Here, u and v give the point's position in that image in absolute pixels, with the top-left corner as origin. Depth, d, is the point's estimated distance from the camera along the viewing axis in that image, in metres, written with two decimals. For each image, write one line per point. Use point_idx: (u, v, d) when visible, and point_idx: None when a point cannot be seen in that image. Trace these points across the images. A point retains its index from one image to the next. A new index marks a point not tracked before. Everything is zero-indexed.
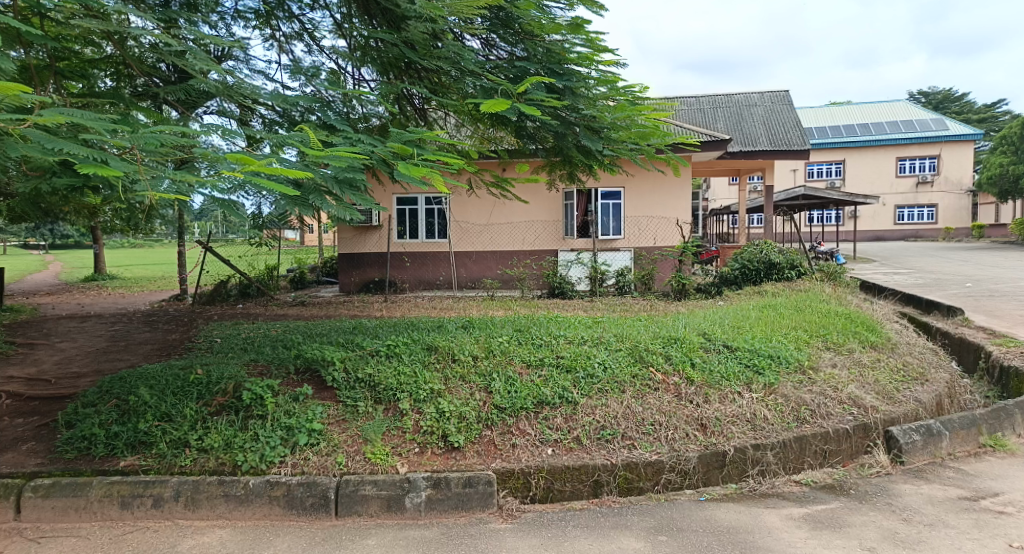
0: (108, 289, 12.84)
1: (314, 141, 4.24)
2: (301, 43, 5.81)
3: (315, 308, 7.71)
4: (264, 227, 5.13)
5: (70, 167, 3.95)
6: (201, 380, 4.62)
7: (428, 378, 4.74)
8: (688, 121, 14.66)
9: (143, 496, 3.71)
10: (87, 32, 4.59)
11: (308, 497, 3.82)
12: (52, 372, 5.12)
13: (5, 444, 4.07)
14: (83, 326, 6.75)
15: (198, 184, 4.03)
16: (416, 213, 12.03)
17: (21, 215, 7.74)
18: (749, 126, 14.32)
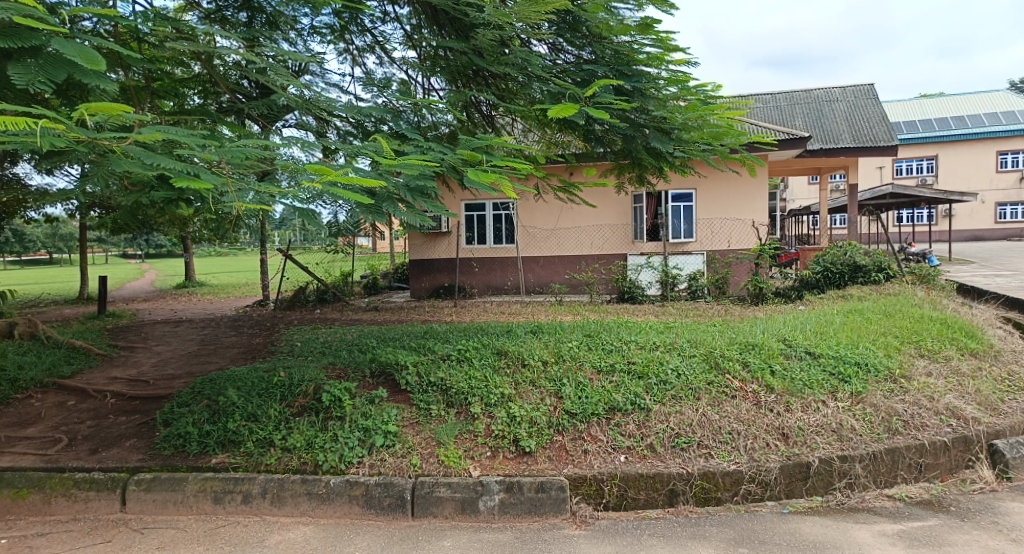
0: (196, 295, 13.60)
1: (387, 151, 4.36)
2: (373, 55, 5.97)
3: (388, 313, 7.89)
4: (341, 234, 5.31)
5: (167, 181, 4.20)
6: (283, 382, 4.83)
7: (498, 382, 4.77)
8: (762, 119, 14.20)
9: (233, 492, 3.90)
10: (179, 54, 4.89)
11: (385, 497, 3.92)
12: (150, 374, 5.46)
13: (111, 441, 4.36)
14: (177, 331, 7.17)
15: (279, 195, 4.22)
16: (483, 219, 12.20)
17: (122, 227, 8.33)
18: (829, 122, 13.73)
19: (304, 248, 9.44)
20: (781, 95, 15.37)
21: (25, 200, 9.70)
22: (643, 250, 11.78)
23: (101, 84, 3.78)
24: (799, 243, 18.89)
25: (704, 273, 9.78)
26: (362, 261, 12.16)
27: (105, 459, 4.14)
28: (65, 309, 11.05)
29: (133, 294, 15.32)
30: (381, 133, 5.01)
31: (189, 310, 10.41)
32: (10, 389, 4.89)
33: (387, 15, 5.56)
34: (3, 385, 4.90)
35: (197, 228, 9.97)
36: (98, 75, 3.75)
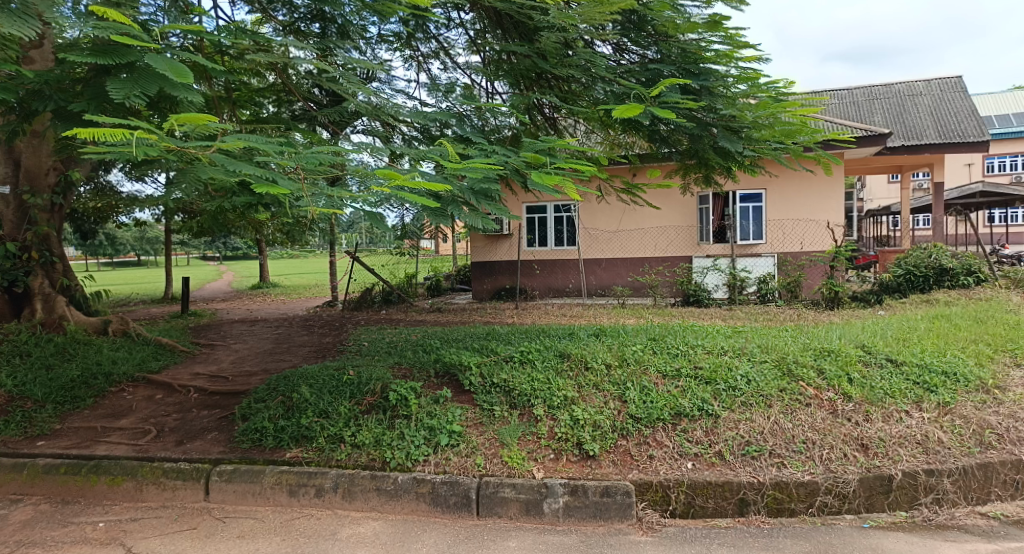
0: (269, 296, 14.21)
1: (452, 155, 4.42)
2: (437, 61, 6.08)
3: (452, 315, 7.99)
4: (406, 237, 5.42)
5: (247, 187, 4.40)
6: (352, 381, 4.97)
7: (561, 385, 4.76)
8: (838, 115, 13.62)
9: (307, 485, 4.05)
10: (257, 65, 5.11)
11: (451, 496, 3.97)
12: (228, 370, 5.73)
13: (195, 433, 4.60)
14: (253, 330, 7.50)
15: (349, 199, 4.35)
16: (545, 221, 12.22)
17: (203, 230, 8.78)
18: (912, 118, 13.06)
19: (370, 250, 9.69)
20: (857, 90, 14.71)
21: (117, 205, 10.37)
22: (709, 252, 11.49)
23: (188, 97, 3.97)
24: (877, 244, 18.04)
25: (775, 275, 9.45)
26: (425, 263, 12.39)
27: (190, 450, 4.37)
28: (153, 309, 11.49)
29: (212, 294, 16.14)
30: (446, 137, 5.09)
31: (263, 310, 10.88)
32: (106, 382, 5.23)
33: (452, 21, 5.66)
34: (100, 378, 5.24)
35: (270, 231, 10.40)
36: (186, 88, 3.95)
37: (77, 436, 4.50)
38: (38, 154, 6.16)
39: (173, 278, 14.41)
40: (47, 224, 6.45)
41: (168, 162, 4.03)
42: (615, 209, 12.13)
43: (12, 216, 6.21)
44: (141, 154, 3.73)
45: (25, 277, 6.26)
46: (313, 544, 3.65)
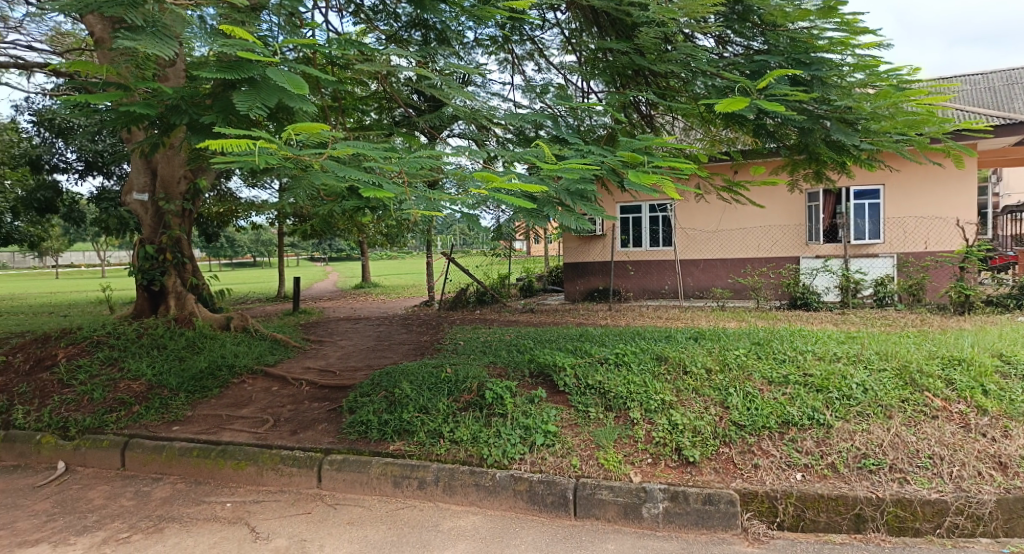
0: (371, 295, 14.91)
1: (549, 156, 4.41)
2: (532, 62, 6.14)
3: (545, 315, 8.03)
4: (500, 239, 5.49)
5: (355, 191, 4.63)
6: (450, 378, 5.13)
7: (659, 388, 4.66)
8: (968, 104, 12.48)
9: (410, 477, 4.20)
10: (362, 74, 5.35)
11: (548, 495, 3.99)
12: (335, 365, 6.06)
13: (307, 424, 4.90)
14: (357, 328, 7.89)
15: (448, 202, 4.47)
16: (640, 221, 12.05)
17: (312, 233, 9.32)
18: None
19: (465, 251, 9.92)
20: (993, 75, 13.41)
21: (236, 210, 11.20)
22: (818, 253, 10.91)
23: (303, 106, 4.22)
24: (1014, 244, 16.36)
25: (893, 277, 8.95)
26: (518, 263, 12.57)
27: (303, 440, 4.65)
28: (269, 309, 11.62)
29: (317, 293, 17.09)
30: (541, 138, 5.10)
31: (362, 309, 11.16)
32: (229, 374, 5.67)
33: (547, 22, 5.69)
34: (224, 370, 5.69)
35: (371, 233, 10.85)
36: (302, 98, 4.21)
37: (206, 423, 4.89)
38: (172, 164, 6.77)
39: (285, 278, 15.38)
40: (179, 228, 7.08)
41: (286, 169, 4.29)
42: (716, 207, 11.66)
43: (150, 220, 6.86)
44: (263, 162, 4.00)
45: (161, 277, 6.89)
46: (417, 534, 3.78)
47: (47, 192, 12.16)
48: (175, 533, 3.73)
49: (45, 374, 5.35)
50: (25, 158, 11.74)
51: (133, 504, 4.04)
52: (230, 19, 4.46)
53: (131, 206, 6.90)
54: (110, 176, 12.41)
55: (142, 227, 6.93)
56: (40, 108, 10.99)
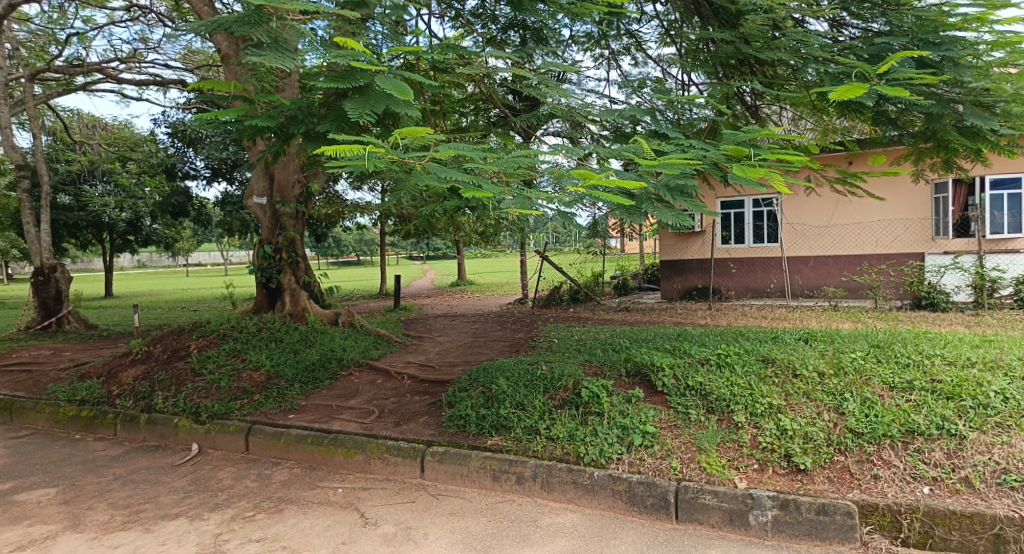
0: (466, 293, 15.30)
1: (648, 151, 4.31)
2: (629, 57, 6.06)
3: (640, 314, 7.94)
4: (595, 238, 5.44)
5: (456, 191, 4.76)
6: (545, 376, 5.15)
7: (765, 392, 4.45)
8: None
9: (509, 472, 4.27)
10: (460, 77, 5.49)
11: (648, 496, 3.93)
12: (434, 360, 6.26)
13: (409, 416, 5.11)
14: (454, 324, 8.11)
15: (547, 200, 4.48)
16: (743, 216, 11.61)
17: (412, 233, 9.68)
18: None
19: (558, 249, 9.95)
20: None
21: (342, 211, 11.83)
22: (947, 249, 10.00)
23: (409, 112, 4.40)
24: None
25: None
26: (612, 262, 12.50)
27: (406, 431, 4.85)
28: (370, 306, 11.78)
29: (413, 291, 17.72)
30: (639, 133, 5.02)
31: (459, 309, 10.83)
32: (339, 366, 6.01)
33: (645, 15, 5.60)
34: (334, 362, 6.04)
35: (466, 232, 11.09)
36: (407, 104, 4.39)
37: (318, 412, 5.20)
38: (288, 169, 7.26)
39: (388, 275, 16.01)
40: (293, 229, 7.56)
41: (392, 172, 4.46)
42: (828, 202, 11.10)
43: (268, 222, 7.38)
44: (372, 166, 4.18)
45: (278, 274, 7.39)
46: (516, 528, 3.83)
47: (180, 198, 13.54)
48: (293, 514, 3.99)
49: (180, 363, 5.88)
50: (161, 167, 12.94)
51: (257, 485, 4.36)
52: (341, 31, 4.72)
53: (252, 209, 7.45)
54: (232, 181, 13.47)
55: (260, 228, 7.46)
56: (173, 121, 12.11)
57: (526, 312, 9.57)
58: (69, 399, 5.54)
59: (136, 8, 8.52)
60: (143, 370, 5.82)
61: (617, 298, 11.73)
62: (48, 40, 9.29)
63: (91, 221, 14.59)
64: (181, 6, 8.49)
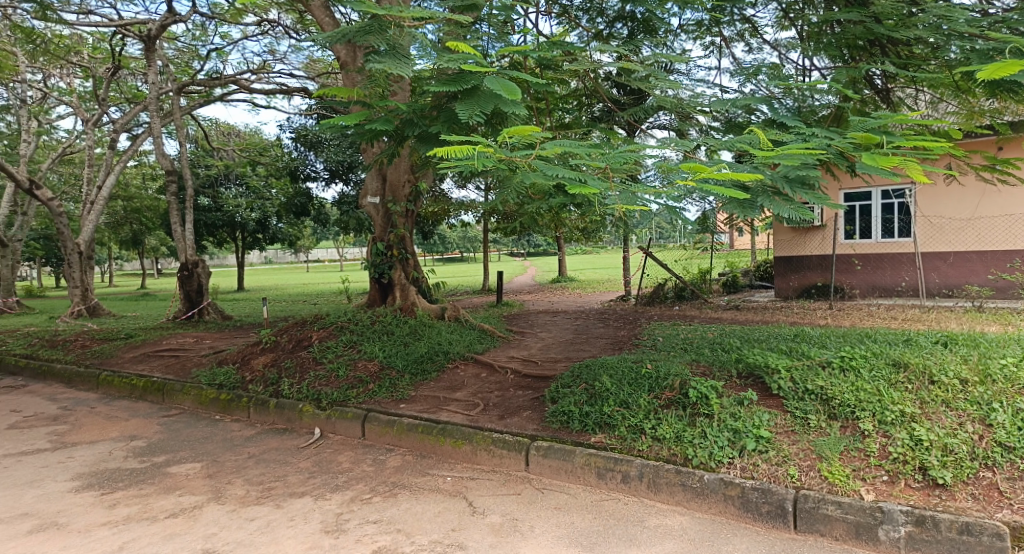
0: (568, 289, 15.33)
1: (765, 142, 4.10)
2: (742, 44, 5.83)
3: (752, 313, 7.62)
4: (704, 234, 5.27)
5: (563, 187, 4.78)
6: (651, 374, 5.06)
7: (896, 398, 4.14)
8: None
9: (614, 470, 4.23)
10: (565, 73, 5.51)
11: (764, 504, 3.74)
12: (537, 356, 6.33)
13: (514, 410, 5.19)
14: (555, 320, 8.14)
15: (655, 196, 4.38)
16: (869, 209, 10.81)
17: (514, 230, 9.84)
18: None
19: (663, 245, 9.74)
20: None
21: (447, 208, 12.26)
22: None
23: (516, 111, 4.45)
24: None
25: None
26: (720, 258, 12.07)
27: (511, 424, 4.93)
28: (476, 301, 12.26)
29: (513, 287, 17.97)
30: (754, 122, 4.80)
31: (562, 304, 11.03)
32: (445, 359, 6.22)
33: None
34: (441, 355, 6.25)
35: (566, 228, 11.12)
36: (514, 103, 4.44)
37: (427, 403, 5.40)
38: (399, 169, 7.60)
39: (488, 271, 16.35)
40: (403, 227, 7.89)
41: (499, 171, 4.52)
42: (972, 190, 10.02)
43: (380, 220, 7.76)
44: (481, 165, 4.25)
45: (389, 270, 7.73)
46: (623, 528, 3.77)
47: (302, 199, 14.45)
48: (406, 499, 4.17)
49: (304, 352, 6.32)
50: (287, 170, 13.80)
51: (373, 470, 4.61)
52: (452, 34, 4.87)
53: (366, 209, 7.87)
54: (348, 182, 14.26)
55: (374, 227, 7.86)
56: (297, 126, 13.09)
57: (629, 310, 9.45)
58: (209, 382, 6.11)
59: (266, 23, 9.21)
60: (271, 357, 6.32)
61: (726, 296, 11.34)
62: (191, 56, 10.25)
63: (226, 221, 15.90)
64: (305, 18, 9.09)
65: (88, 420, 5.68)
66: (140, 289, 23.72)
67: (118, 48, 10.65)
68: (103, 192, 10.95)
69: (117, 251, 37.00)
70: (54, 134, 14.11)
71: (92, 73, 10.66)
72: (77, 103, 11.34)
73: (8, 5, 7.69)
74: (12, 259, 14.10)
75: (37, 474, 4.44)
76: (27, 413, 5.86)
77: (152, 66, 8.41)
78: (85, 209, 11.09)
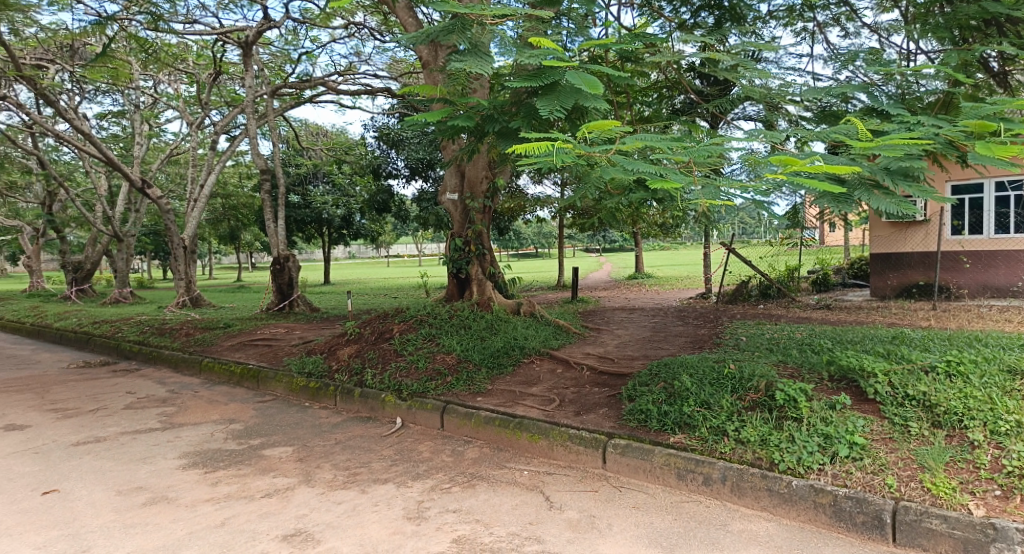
0: (645, 286, 15.08)
1: (863, 132, 3.87)
2: (837, 29, 5.59)
3: (845, 313, 7.24)
4: (793, 229, 5.06)
5: (643, 183, 4.72)
6: (734, 375, 4.90)
7: (1012, 409, 3.88)
8: None
9: (695, 471, 4.11)
10: (647, 65, 5.45)
11: (858, 513, 3.53)
12: (614, 353, 6.27)
13: (590, 407, 5.17)
14: (632, 317, 8.05)
15: (741, 190, 4.23)
16: (978, 203, 10.05)
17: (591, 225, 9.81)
18: None
19: (747, 240, 9.43)
20: None
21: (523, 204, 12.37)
22: None
23: (597, 105, 4.39)
24: None
25: None
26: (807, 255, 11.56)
27: (588, 421, 4.91)
28: (552, 297, 12.27)
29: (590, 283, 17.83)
30: (851, 112, 4.58)
31: (639, 301, 10.88)
32: (521, 354, 6.27)
33: None
34: (516, 350, 6.32)
35: (642, 224, 10.96)
36: (595, 97, 4.38)
37: (503, 396, 5.47)
38: (477, 166, 7.73)
39: (563, 267, 16.32)
40: (481, 222, 8.01)
41: (577, 166, 4.48)
42: None
43: (459, 216, 7.92)
44: (560, 161, 4.21)
45: (467, 265, 7.89)
46: (705, 530, 3.65)
47: (384, 195, 14.97)
48: (484, 490, 4.23)
49: (385, 344, 6.53)
50: (370, 168, 14.21)
51: (452, 460, 4.71)
52: (533, 30, 4.89)
53: (446, 205, 8.07)
54: (427, 179, 14.62)
55: (452, 222, 8.03)
56: (381, 125, 13.58)
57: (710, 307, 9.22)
58: (299, 371, 6.44)
59: (353, 25, 9.55)
60: (355, 348, 6.57)
61: (815, 294, 10.84)
62: (284, 60, 10.77)
63: (314, 217, 16.65)
64: (389, 20, 9.36)
65: (192, 403, 6.11)
66: (239, 280, 25.28)
67: (218, 54, 11.35)
68: (204, 191, 11.72)
69: (216, 245, 39.76)
70: (162, 136, 15.23)
71: (196, 78, 11.42)
72: (183, 107, 12.19)
73: (126, 17, 8.35)
74: (127, 253, 15.32)
75: (149, 451, 4.82)
76: (140, 395, 6.38)
77: (249, 70, 8.91)
78: (189, 207, 11.91)
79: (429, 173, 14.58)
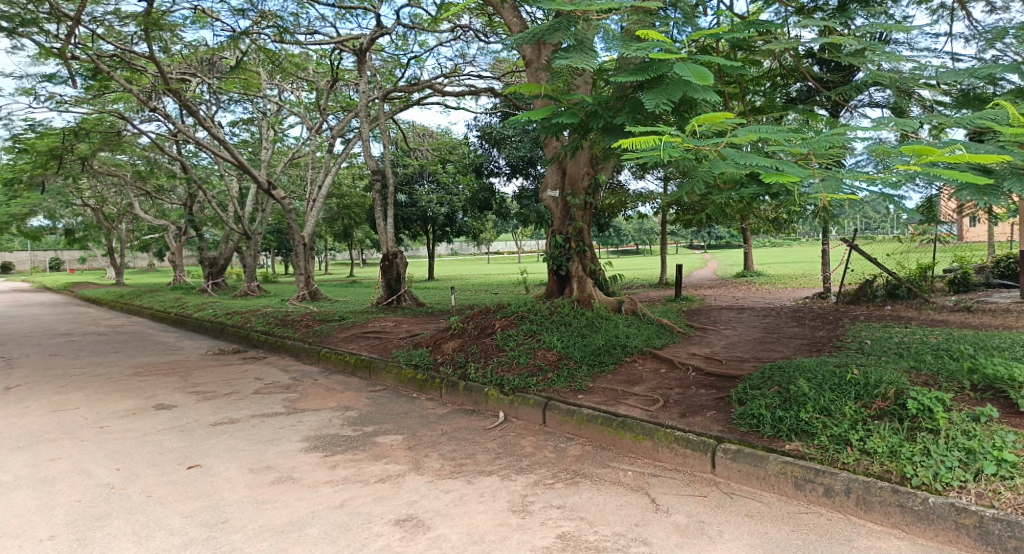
0: (756, 284, 14.41)
1: (1016, 116, 3.49)
2: (985, 4, 5.09)
3: (993, 316, 6.55)
4: (929, 224, 4.66)
5: (756, 177, 4.51)
6: (858, 381, 4.58)
7: None
8: None
9: (814, 482, 3.87)
10: (762, 54, 5.23)
11: (1009, 538, 3.18)
12: (721, 354, 6.05)
13: (697, 409, 5.01)
14: (741, 317, 7.73)
15: (867, 183, 3.93)
16: None
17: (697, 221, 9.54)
18: None
19: (872, 236, 8.78)
20: None
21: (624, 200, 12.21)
22: None
23: (707, 97, 4.22)
24: None
25: None
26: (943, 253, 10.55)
27: (694, 423, 4.76)
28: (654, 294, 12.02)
29: (696, 281, 17.23)
30: (998, 95, 4.15)
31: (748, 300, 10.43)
32: (623, 352, 6.20)
33: None
34: (618, 348, 6.24)
35: (753, 219, 10.49)
36: (705, 89, 4.21)
37: (605, 395, 5.41)
38: (579, 163, 7.71)
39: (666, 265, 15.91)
40: (582, 219, 7.98)
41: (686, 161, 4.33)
42: None
43: (559, 213, 7.94)
44: (667, 156, 4.07)
45: (567, 262, 7.90)
46: (827, 545, 3.43)
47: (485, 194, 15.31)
48: (588, 488, 4.21)
49: (487, 339, 6.67)
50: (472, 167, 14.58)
51: (555, 456, 4.72)
52: (641, 23, 4.80)
53: (547, 202, 8.12)
54: (526, 177, 14.76)
55: (553, 219, 8.07)
56: (482, 125, 13.86)
57: (829, 308, 8.67)
58: (407, 362, 6.73)
59: (459, 28, 9.80)
60: (459, 343, 6.76)
61: (953, 296, 9.89)
62: (394, 64, 11.24)
63: (418, 215, 17.29)
64: (494, 21, 9.51)
65: (312, 390, 6.53)
66: (352, 276, 26.75)
67: (336, 62, 12.00)
68: (321, 191, 12.49)
69: (331, 243, 42.36)
70: (284, 141, 16.36)
71: (316, 85, 12.18)
72: (303, 113, 13.04)
73: (256, 31, 9.04)
74: (255, 249, 16.47)
75: (276, 434, 5.20)
76: (267, 381, 6.90)
77: (363, 75, 9.37)
78: (309, 206, 12.74)
79: (528, 171, 14.70)
